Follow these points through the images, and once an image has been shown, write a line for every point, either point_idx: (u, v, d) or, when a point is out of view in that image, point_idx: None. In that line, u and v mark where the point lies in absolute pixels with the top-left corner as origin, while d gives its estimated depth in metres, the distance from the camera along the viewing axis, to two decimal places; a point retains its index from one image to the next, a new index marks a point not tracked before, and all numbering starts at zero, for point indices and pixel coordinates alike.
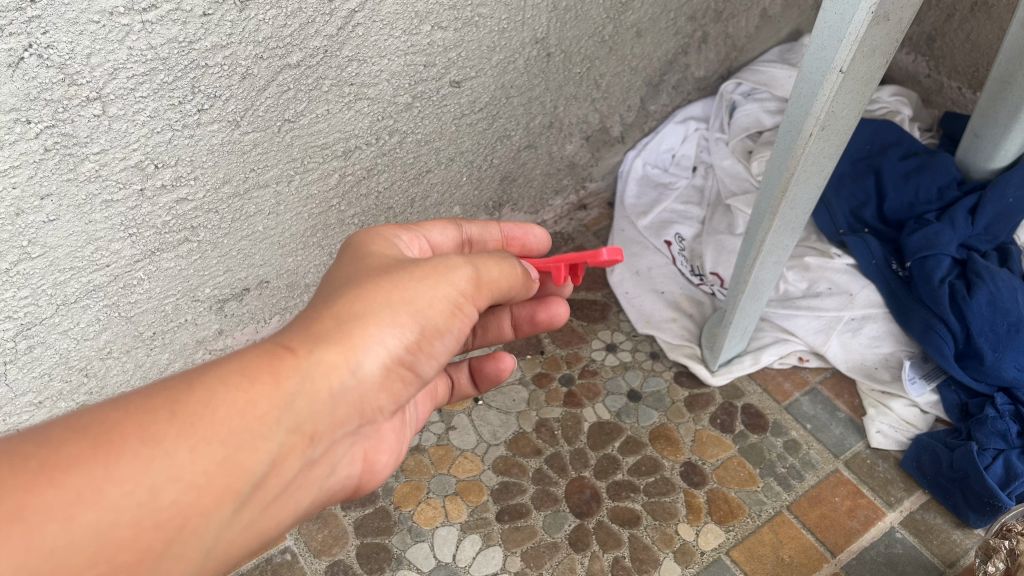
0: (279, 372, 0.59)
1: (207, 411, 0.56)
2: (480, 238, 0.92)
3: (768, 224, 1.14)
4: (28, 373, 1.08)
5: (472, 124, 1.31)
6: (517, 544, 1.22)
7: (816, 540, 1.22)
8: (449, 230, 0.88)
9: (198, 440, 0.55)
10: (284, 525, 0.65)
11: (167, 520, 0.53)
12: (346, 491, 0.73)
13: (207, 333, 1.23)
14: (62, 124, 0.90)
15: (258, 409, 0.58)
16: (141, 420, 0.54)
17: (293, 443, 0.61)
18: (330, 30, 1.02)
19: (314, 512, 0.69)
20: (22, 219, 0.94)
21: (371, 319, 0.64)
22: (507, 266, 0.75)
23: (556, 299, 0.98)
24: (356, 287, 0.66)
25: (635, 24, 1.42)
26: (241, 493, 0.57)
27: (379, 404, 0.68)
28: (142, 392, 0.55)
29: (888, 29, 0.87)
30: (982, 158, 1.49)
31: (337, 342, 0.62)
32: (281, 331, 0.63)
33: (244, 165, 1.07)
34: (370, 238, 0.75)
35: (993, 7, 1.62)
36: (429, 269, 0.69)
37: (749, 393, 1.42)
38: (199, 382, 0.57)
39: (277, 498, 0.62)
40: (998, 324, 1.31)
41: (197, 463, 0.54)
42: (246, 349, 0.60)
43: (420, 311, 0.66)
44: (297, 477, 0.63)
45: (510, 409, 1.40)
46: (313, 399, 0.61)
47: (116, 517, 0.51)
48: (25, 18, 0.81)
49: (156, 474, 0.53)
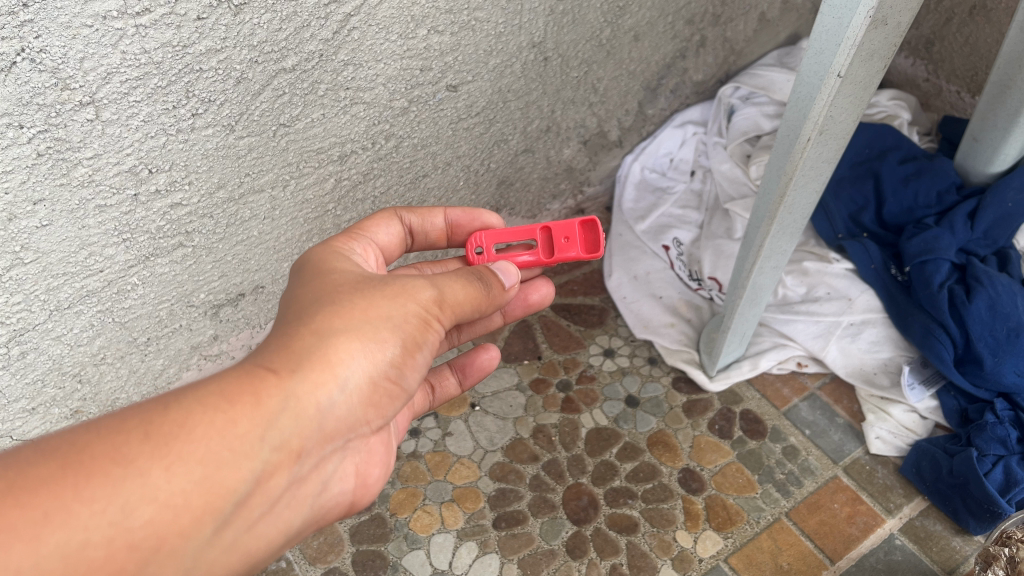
0: (259, 391, 0.58)
1: (183, 430, 0.55)
2: (422, 229, 0.91)
3: (767, 228, 1.13)
4: (21, 380, 1.07)
5: (469, 129, 1.31)
6: (514, 551, 1.21)
7: (815, 548, 1.21)
8: (393, 225, 0.87)
9: (174, 459, 0.54)
10: (273, 546, 0.64)
11: (141, 540, 0.52)
12: (342, 509, 0.73)
13: (203, 338, 1.22)
14: (55, 128, 0.89)
15: (238, 428, 0.57)
16: (114, 441, 0.53)
17: (278, 460, 0.60)
18: (326, 34, 1.01)
19: (305, 530, 0.68)
20: (15, 225, 0.93)
21: (352, 335, 0.64)
22: (479, 289, 0.73)
23: (540, 279, 0.98)
24: (333, 304, 0.65)
25: (633, 28, 1.41)
26: (223, 512, 0.57)
27: (365, 420, 0.67)
28: (118, 415, 0.55)
29: (886, 33, 0.87)
30: (981, 162, 1.48)
31: (318, 360, 0.62)
32: (261, 351, 0.62)
33: (239, 169, 1.07)
34: (333, 253, 0.74)
35: (992, 11, 1.61)
36: (402, 286, 0.68)
37: (747, 399, 1.41)
38: (176, 403, 0.56)
39: (263, 518, 0.61)
40: (998, 329, 1.30)
41: (173, 482, 0.54)
42: (224, 370, 0.60)
43: (397, 326, 0.66)
44: (284, 494, 0.62)
45: (507, 415, 1.39)
46: (298, 417, 0.60)
47: (85, 537, 0.50)
48: (16, 22, 0.80)
49: (130, 493, 0.52)
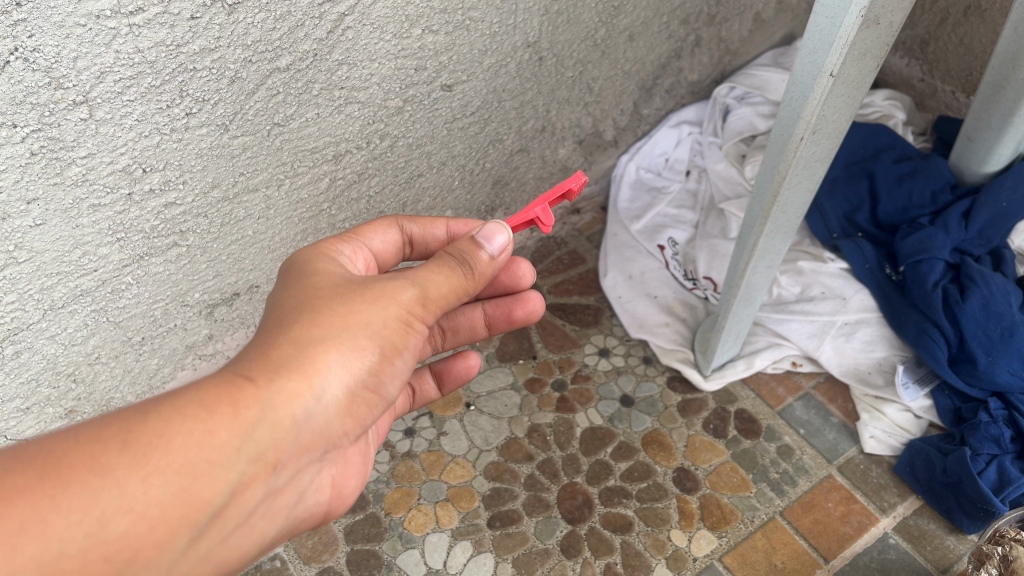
0: (238, 401, 0.58)
1: (161, 440, 0.55)
2: (422, 238, 0.91)
3: (760, 227, 1.13)
4: (15, 379, 1.06)
5: (464, 128, 1.31)
6: (508, 550, 1.21)
7: (809, 547, 1.22)
8: (391, 232, 0.87)
9: (152, 469, 0.54)
10: (246, 555, 0.64)
11: (116, 552, 0.52)
12: (316, 517, 0.73)
13: (197, 337, 1.22)
14: (48, 128, 0.89)
15: (216, 439, 0.57)
16: (92, 450, 0.53)
17: (254, 472, 0.60)
18: (320, 33, 1.01)
19: (279, 538, 0.69)
20: (8, 224, 0.92)
21: (331, 343, 0.63)
22: (459, 278, 0.71)
23: (531, 293, 0.97)
24: (313, 310, 0.65)
25: (628, 28, 1.41)
26: (198, 524, 0.57)
27: (342, 429, 0.67)
28: (96, 422, 0.55)
29: (878, 33, 0.87)
30: (975, 163, 1.48)
31: (297, 368, 0.61)
32: (240, 359, 0.62)
33: (234, 168, 1.07)
34: (319, 255, 0.74)
35: (986, 11, 1.62)
36: (382, 288, 0.68)
37: (742, 398, 1.41)
38: (155, 412, 0.56)
39: (237, 529, 0.62)
40: (992, 329, 1.30)
41: (150, 494, 0.54)
42: (203, 379, 0.59)
43: (376, 332, 0.66)
44: (259, 506, 0.63)
45: (502, 414, 1.39)
46: (274, 428, 0.60)
47: (60, 548, 0.50)
48: (10, 22, 0.80)
49: (107, 504, 0.52)
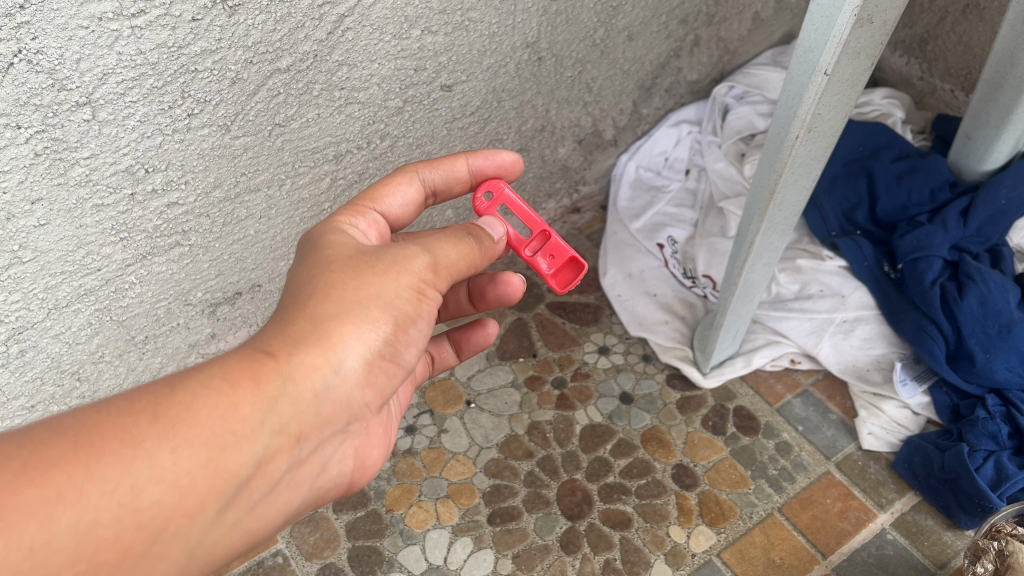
0: (260, 374, 0.60)
1: (188, 413, 0.56)
2: (445, 185, 0.88)
3: (757, 224, 1.14)
4: (20, 378, 1.08)
5: (463, 128, 1.32)
6: (508, 546, 1.22)
7: (807, 542, 1.22)
8: (408, 189, 0.84)
9: (180, 442, 0.55)
10: (273, 525, 0.65)
11: (149, 520, 0.54)
12: (340, 488, 0.74)
13: (200, 336, 1.23)
14: (52, 129, 0.90)
15: (240, 412, 0.58)
16: (123, 422, 0.54)
17: (277, 444, 0.61)
18: (320, 35, 1.02)
19: (305, 510, 0.70)
20: (13, 224, 0.94)
21: (346, 318, 0.64)
22: (468, 246, 0.73)
23: (510, 274, 0.91)
24: (329, 285, 0.65)
25: (626, 28, 1.42)
26: (226, 494, 0.58)
27: (363, 401, 0.68)
28: (125, 396, 0.56)
29: (872, 32, 0.88)
30: (974, 160, 1.49)
31: (314, 343, 0.62)
32: (260, 335, 0.63)
33: (235, 169, 1.08)
34: (333, 229, 0.74)
35: (985, 9, 1.62)
36: (394, 259, 0.68)
37: (741, 395, 1.42)
38: (181, 387, 0.57)
39: (264, 499, 0.62)
40: (990, 326, 1.31)
41: (179, 464, 0.55)
42: (224, 355, 0.61)
43: (389, 304, 0.66)
44: (285, 477, 0.63)
45: (502, 411, 1.40)
46: (296, 399, 0.61)
47: (96, 517, 0.52)
48: (14, 24, 0.81)
49: (138, 474, 0.53)
